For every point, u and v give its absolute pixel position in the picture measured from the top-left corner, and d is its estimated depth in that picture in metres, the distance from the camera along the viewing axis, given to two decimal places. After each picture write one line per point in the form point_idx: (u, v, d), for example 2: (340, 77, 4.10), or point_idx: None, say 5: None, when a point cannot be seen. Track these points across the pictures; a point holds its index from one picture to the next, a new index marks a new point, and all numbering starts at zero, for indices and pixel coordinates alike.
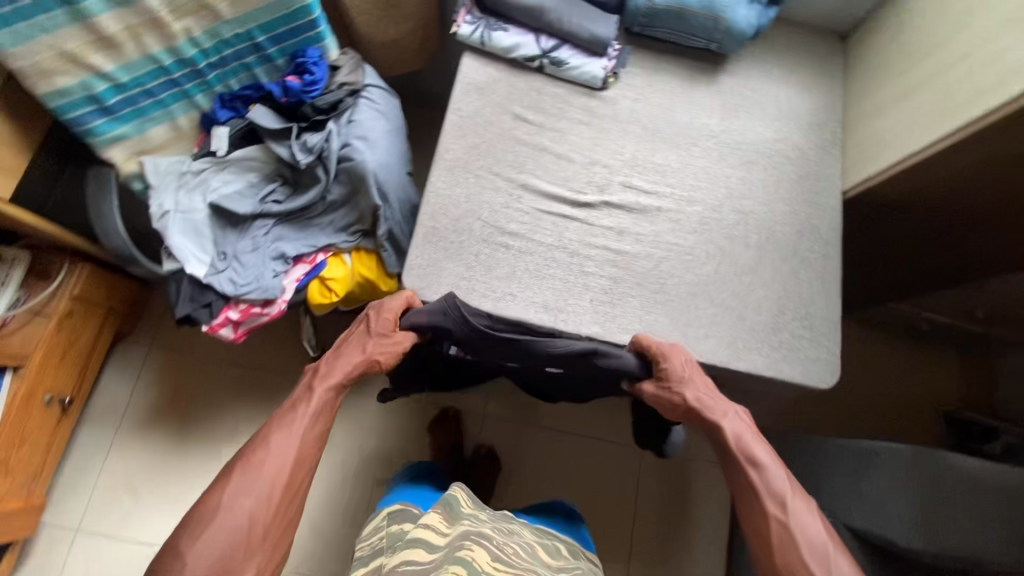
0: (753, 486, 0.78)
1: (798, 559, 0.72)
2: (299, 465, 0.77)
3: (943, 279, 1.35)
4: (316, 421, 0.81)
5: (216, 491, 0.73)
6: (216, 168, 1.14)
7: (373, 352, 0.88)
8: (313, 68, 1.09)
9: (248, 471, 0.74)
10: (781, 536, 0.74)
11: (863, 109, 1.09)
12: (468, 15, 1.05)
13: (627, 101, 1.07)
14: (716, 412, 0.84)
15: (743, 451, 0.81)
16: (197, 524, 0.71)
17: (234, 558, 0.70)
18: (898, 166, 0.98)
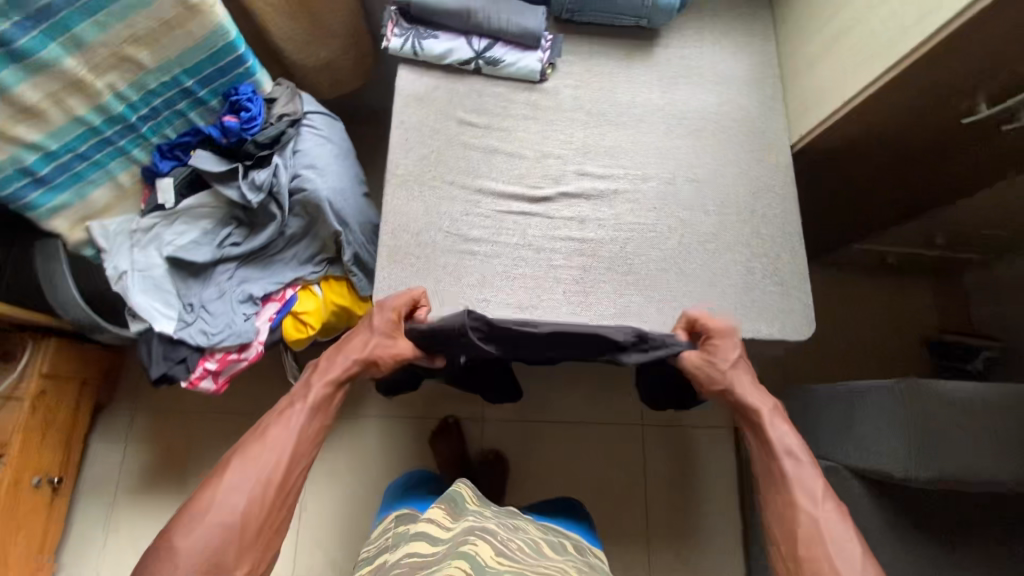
0: (787, 479, 0.78)
1: (822, 551, 0.72)
2: (293, 463, 0.77)
3: (900, 213, 1.39)
4: (312, 418, 0.81)
5: (209, 487, 0.73)
6: (167, 221, 1.10)
7: (374, 352, 0.87)
8: (248, 104, 1.06)
9: (245, 465, 0.74)
10: (808, 529, 0.73)
11: (798, 62, 1.10)
12: (396, 27, 1.04)
13: (568, 89, 1.07)
14: (757, 404, 0.85)
15: (778, 442, 0.81)
16: (190, 518, 0.70)
17: (225, 556, 0.69)
18: (837, 115, 1.01)
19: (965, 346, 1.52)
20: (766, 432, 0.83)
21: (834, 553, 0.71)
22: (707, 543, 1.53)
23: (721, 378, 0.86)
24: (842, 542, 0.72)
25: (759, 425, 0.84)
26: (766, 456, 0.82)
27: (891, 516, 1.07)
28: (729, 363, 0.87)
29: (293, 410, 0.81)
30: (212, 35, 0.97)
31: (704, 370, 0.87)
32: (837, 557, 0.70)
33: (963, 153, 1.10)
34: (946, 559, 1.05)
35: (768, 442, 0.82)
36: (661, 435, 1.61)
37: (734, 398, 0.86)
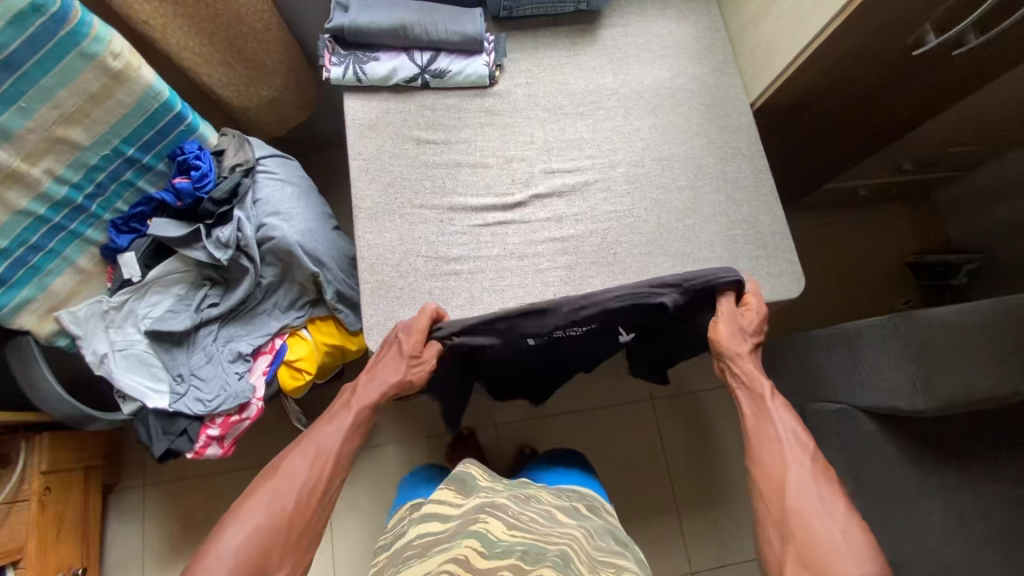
0: (782, 442, 0.81)
1: (808, 504, 0.74)
2: (334, 475, 0.78)
3: (868, 147, 1.40)
4: (351, 437, 0.82)
5: (261, 488, 0.74)
6: (138, 295, 1.07)
7: (406, 374, 0.86)
8: (197, 161, 1.02)
9: (291, 473, 0.76)
10: (798, 483, 0.76)
11: (743, 20, 1.09)
12: (334, 56, 1.00)
13: (520, 88, 1.05)
14: (762, 379, 0.88)
15: (779, 409, 0.85)
16: (238, 516, 0.71)
17: (268, 557, 0.70)
18: (788, 72, 1.01)
19: (944, 264, 1.56)
20: (765, 401, 0.86)
21: (817, 504, 0.74)
22: (735, 498, 1.56)
23: (740, 347, 0.89)
24: (822, 494, 0.75)
25: (761, 395, 0.87)
26: (761, 421, 0.85)
27: (907, 445, 1.10)
28: (750, 338, 0.90)
29: (333, 422, 0.83)
30: (143, 99, 0.93)
31: (731, 332, 0.90)
32: (825, 513, 0.73)
33: (921, 82, 1.10)
34: (967, 478, 1.08)
35: (769, 410, 0.85)
36: (672, 403, 1.63)
37: (742, 368, 0.89)
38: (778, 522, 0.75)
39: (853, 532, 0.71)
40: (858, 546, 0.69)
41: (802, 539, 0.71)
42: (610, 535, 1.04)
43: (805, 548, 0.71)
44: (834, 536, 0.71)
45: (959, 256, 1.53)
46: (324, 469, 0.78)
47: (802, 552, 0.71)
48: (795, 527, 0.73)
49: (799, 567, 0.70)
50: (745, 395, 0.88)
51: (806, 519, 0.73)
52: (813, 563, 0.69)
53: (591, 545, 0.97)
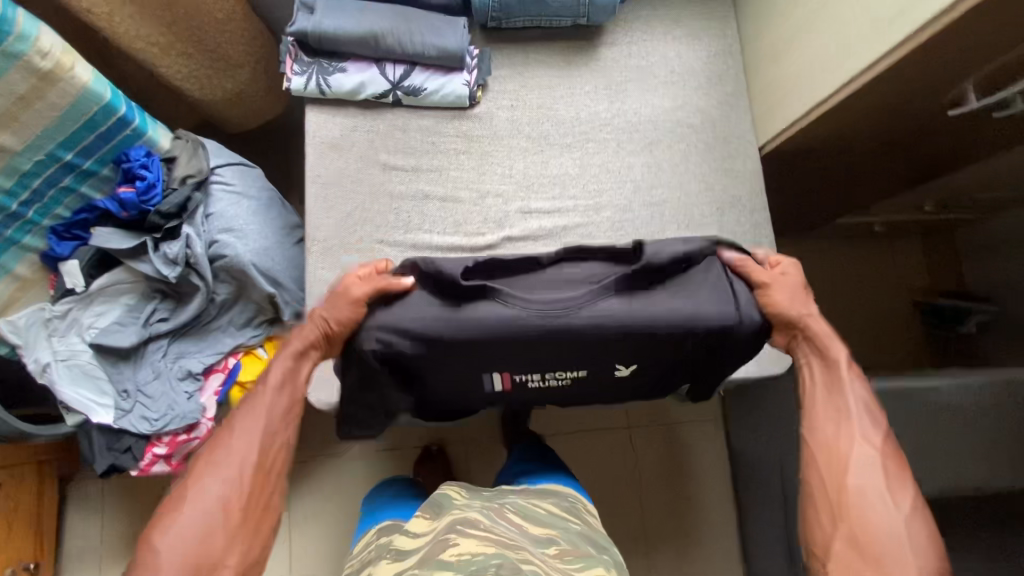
0: (849, 416, 0.69)
1: (874, 485, 0.64)
2: (266, 457, 0.69)
3: (892, 189, 1.27)
4: (279, 397, 0.73)
5: (189, 480, 0.66)
6: (84, 304, 1.01)
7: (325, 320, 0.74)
8: (144, 171, 0.93)
9: (216, 463, 0.67)
10: (862, 466, 0.65)
11: (762, 49, 0.96)
12: (296, 64, 0.89)
13: (503, 112, 0.95)
14: (837, 343, 0.73)
15: (852, 382, 0.71)
16: (172, 517, 0.64)
17: (209, 551, 0.62)
18: (806, 119, 0.88)
19: (954, 308, 1.45)
20: (839, 370, 0.72)
21: (882, 484, 0.64)
22: (705, 532, 1.53)
23: (804, 308, 0.74)
24: (881, 474, 0.65)
25: (836, 361, 0.72)
26: (831, 395, 0.70)
27: None
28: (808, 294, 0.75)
29: (255, 397, 0.73)
30: (80, 102, 0.84)
31: (790, 297, 0.73)
32: (886, 498, 0.63)
33: (956, 135, 0.98)
34: None
35: (843, 384, 0.71)
36: (650, 431, 1.58)
37: (813, 333, 0.73)
38: (832, 497, 0.65)
39: (915, 518, 0.62)
40: (916, 533, 0.61)
41: (863, 521, 0.62)
42: (588, 541, 0.89)
43: (862, 530, 0.62)
44: (899, 521, 0.61)
45: (970, 303, 1.42)
46: (249, 453, 0.68)
47: (859, 535, 0.62)
48: (855, 507, 0.63)
49: (851, 548, 0.61)
50: (818, 363, 0.73)
51: (872, 499, 0.63)
52: (871, 548, 0.61)
53: (566, 552, 0.84)
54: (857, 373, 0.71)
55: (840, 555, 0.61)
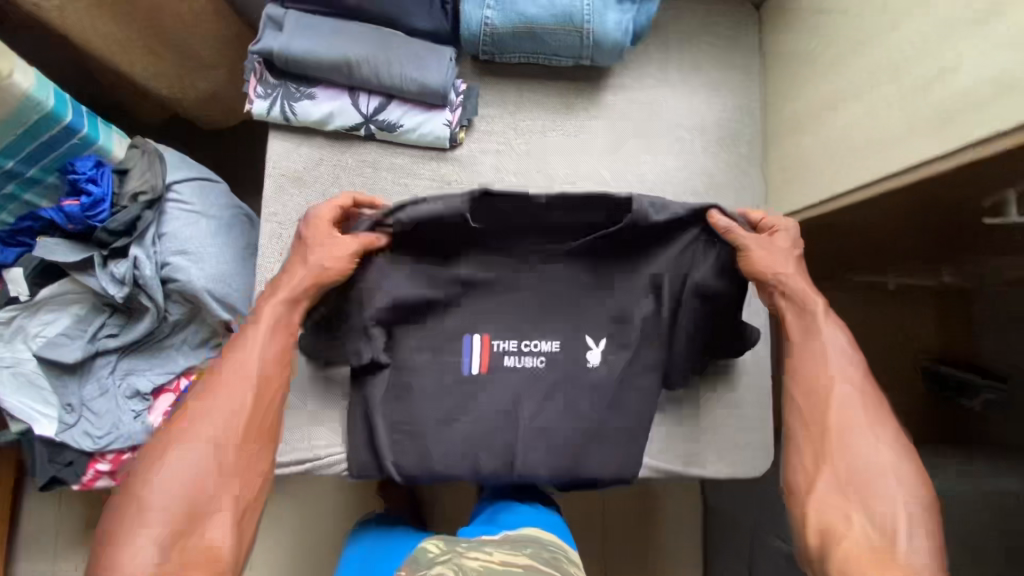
0: (827, 362, 0.67)
1: (854, 423, 0.63)
2: (264, 392, 0.65)
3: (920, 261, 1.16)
4: (272, 338, 0.68)
5: (178, 423, 0.61)
6: (29, 312, 0.96)
7: (318, 265, 0.72)
8: (91, 185, 0.86)
9: (207, 405, 0.62)
10: (844, 410, 0.64)
11: (783, 115, 0.85)
12: (259, 85, 0.80)
13: (488, 156, 0.86)
14: (816, 296, 0.71)
15: (829, 330, 0.69)
16: (161, 459, 0.59)
17: (204, 489, 0.58)
18: (816, 210, 0.79)
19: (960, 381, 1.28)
20: (817, 319, 0.69)
21: (862, 425, 0.63)
22: None
23: (784, 265, 0.72)
24: (861, 416, 0.63)
25: (814, 312, 0.70)
26: (806, 342, 0.69)
27: None
28: (790, 252, 0.73)
29: (244, 338, 0.68)
30: (21, 111, 0.75)
31: (768, 255, 0.72)
32: (870, 435, 0.62)
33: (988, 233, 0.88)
34: None
35: (817, 334, 0.68)
36: None
37: (791, 289, 0.71)
38: (813, 438, 0.64)
39: (895, 455, 0.61)
40: (897, 468, 0.60)
41: (846, 459, 0.61)
42: None
43: (845, 467, 0.61)
44: (879, 457, 0.61)
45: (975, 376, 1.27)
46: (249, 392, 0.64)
47: (840, 470, 0.61)
48: (837, 447, 0.62)
49: (835, 487, 0.60)
50: (791, 311, 0.71)
51: (852, 438, 0.62)
52: (854, 483, 0.60)
53: None
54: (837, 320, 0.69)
55: (822, 496, 0.61)
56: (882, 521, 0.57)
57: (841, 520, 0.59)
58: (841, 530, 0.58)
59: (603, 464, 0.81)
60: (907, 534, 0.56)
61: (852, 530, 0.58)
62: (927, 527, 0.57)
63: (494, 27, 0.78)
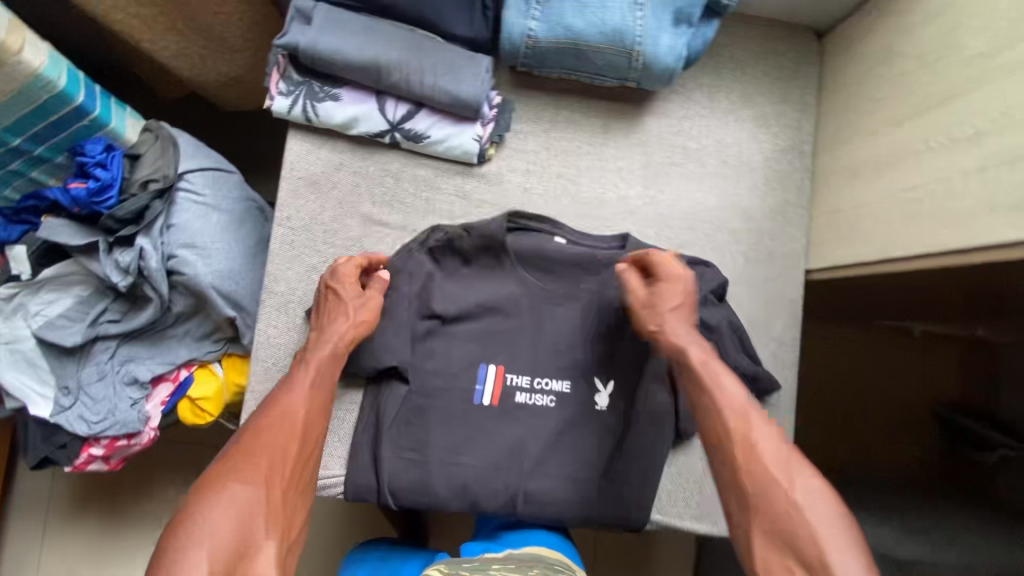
0: (724, 417, 0.61)
1: (767, 465, 0.57)
2: (308, 436, 0.62)
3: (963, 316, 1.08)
4: (318, 386, 0.66)
5: (223, 467, 0.56)
6: (32, 291, 0.93)
7: (358, 315, 0.72)
8: (99, 170, 0.83)
9: (255, 447, 0.58)
10: (755, 454, 0.58)
11: (839, 159, 0.80)
12: (282, 81, 0.75)
13: (517, 176, 0.81)
14: (695, 345, 0.66)
15: (725, 373, 0.64)
16: (206, 501, 0.52)
17: (250, 534, 0.52)
18: (867, 268, 0.73)
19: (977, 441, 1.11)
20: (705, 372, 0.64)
21: (773, 463, 0.57)
22: None
23: (660, 321, 0.69)
24: (772, 453, 0.58)
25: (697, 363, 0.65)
26: (705, 389, 0.63)
27: None
28: (670, 302, 0.69)
29: (286, 387, 0.65)
30: (30, 89, 0.72)
31: (651, 310, 0.70)
32: (789, 480, 0.56)
33: None
34: None
35: (707, 379, 0.63)
36: None
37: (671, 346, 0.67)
38: (734, 495, 0.58)
39: (816, 488, 0.56)
40: (818, 503, 0.55)
41: (767, 508, 0.55)
42: None
43: (772, 520, 0.55)
44: (795, 495, 0.55)
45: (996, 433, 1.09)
46: (295, 434, 0.61)
47: (768, 521, 0.55)
48: (756, 495, 0.56)
49: (771, 544, 0.54)
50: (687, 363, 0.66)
51: (768, 480, 0.56)
52: (782, 533, 0.54)
53: None
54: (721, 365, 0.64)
55: (761, 554, 0.54)
56: (821, 569, 0.51)
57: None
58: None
59: (610, 512, 0.77)
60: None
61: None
62: (864, 562, 0.52)
63: (537, 40, 0.73)
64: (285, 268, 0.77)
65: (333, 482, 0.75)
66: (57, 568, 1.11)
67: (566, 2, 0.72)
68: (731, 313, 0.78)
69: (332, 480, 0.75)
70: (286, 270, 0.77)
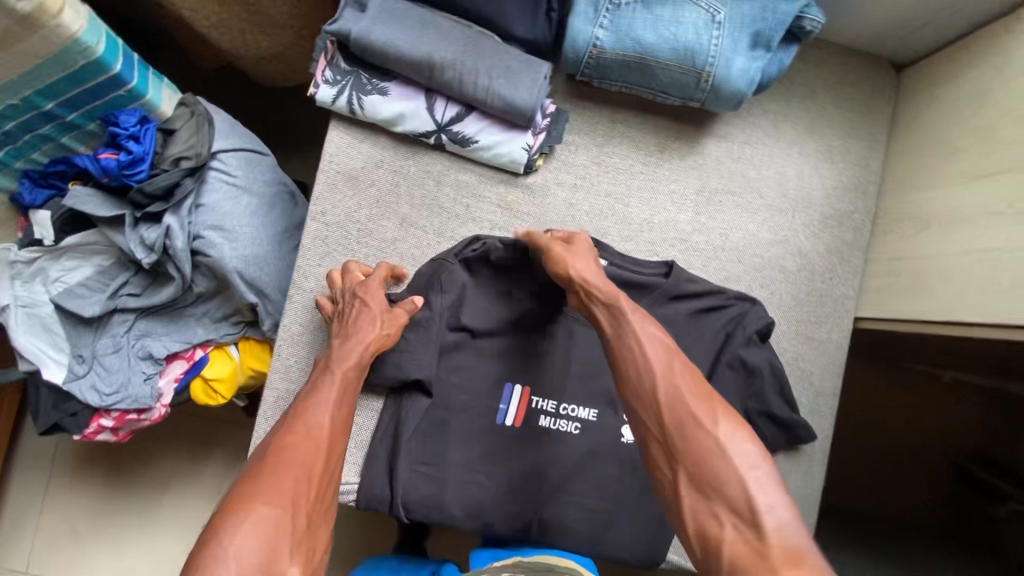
0: (645, 364, 0.57)
1: (688, 406, 0.54)
2: (332, 452, 0.59)
3: None
4: (342, 401, 0.63)
5: (247, 487, 0.53)
6: (52, 257, 0.91)
7: (382, 329, 0.68)
8: (131, 143, 0.80)
9: (279, 465, 0.55)
10: (676, 397, 0.55)
11: (907, 204, 0.75)
12: (328, 69, 0.71)
13: (563, 189, 0.77)
14: (616, 294, 0.64)
15: (643, 319, 0.61)
16: (230, 522, 0.49)
17: (275, 557, 0.49)
18: (927, 324, 0.69)
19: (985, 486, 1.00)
20: (625, 321, 0.61)
21: (694, 405, 0.54)
22: None
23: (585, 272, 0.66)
24: (692, 395, 0.55)
25: (618, 311, 0.62)
26: (624, 335, 0.60)
27: None
28: (589, 258, 0.68)
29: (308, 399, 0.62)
30: (68, 53, 0.69)
31: (575, 262, 0.67)
32: (714, 427, 0.53)
33: None
34: None
35: (626, 325, 0.61)
36: None
37: (595, 296, 0.64)
38: (660, 446, 0.54)
39: (736, 432, 0.53)
40: (738, 442, 0.52)
41: (691, 451, 0.52)
42: None
43: (696, 467, 0.51)
44: (717, 435, 0.52)
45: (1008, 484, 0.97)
46: (319, 450, 0.58)
47: (693, 468, 0.51)
48: (679, 439, 0.53)
49: (696, 493, 0.51)
50: (609, 313, 0.63)
51: (688, 423, 0.53)
52: (704, 476, 0.51)
53: None
54: (641, 316, 0.61)
55: (687, 503, 0.51)
56: (749, 516, 0.48)
57: (711, 523, 0.50)
58: (717, 538, 0.49)
59: (627, 546, 0.74)
60: (773, 518, 0.48)
61: (724, 533, 0.49)
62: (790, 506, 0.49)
63: (603, 51, 0.68)
64: (316, 265, 0.75)
65: (347, 489, 0.73)
66: (59, 528, 1.10)
67: (638, 13, 0.67)
68: (773, 355, 0.75)
69: (345, 487, 0.73)
70: (316, 267, 0.75)
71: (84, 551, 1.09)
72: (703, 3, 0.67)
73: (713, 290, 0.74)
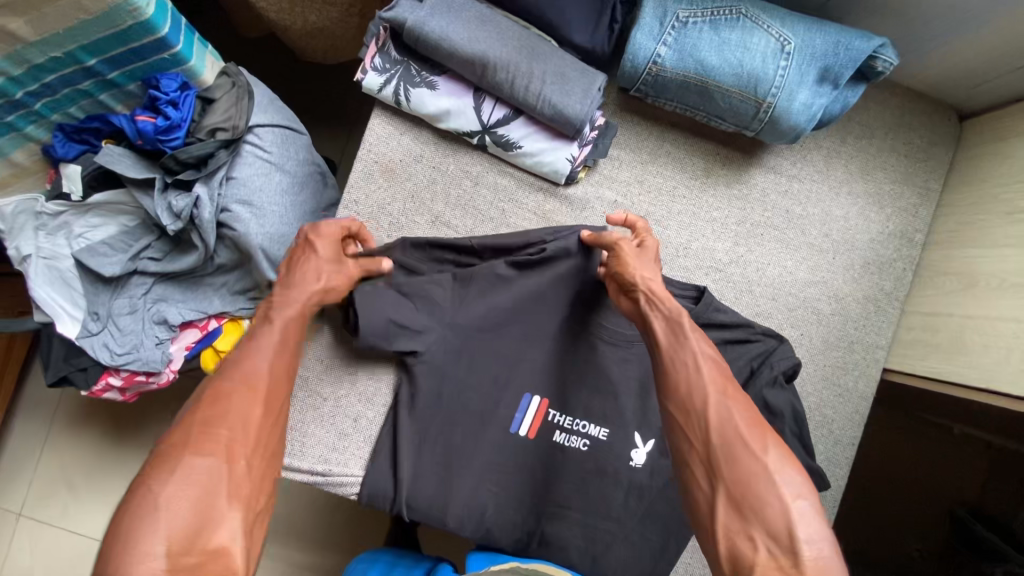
0: (698, 378, 0.56)
1: (737, 427, 0.52)
2: (275, 398, 0.55)
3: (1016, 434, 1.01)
4: (284, 346, 0.58)
5: (178, 436, 0.50)
6: (78, 212, 0.90)
7: (330, 281, 0.64)
8: (170, 108, 0.78)
9: (212, 414, 0.51)
10: (724, 416, 0.53)
11: (954, 261, 0.73)
12: (378, 56, 0.69)
13: (602, 205, 0.75)
14: (676, 306, 0.61)
15: (697, 334, 0.59)
16: (161, 477, 0.47)
17: (209, 508, 0.46)
18: (961, 387, 0.67)
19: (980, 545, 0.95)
20: (680, 330, 0.59)
21: (742, 427, 0.52)
22: None
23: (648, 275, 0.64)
24: (741, 416, 0.53)
25: (677, 322, 0.60)
26: (676, 349, 0.58)
27: None
28: (651, 263, 0.65)
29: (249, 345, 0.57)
30: (115, 11, 0.68)
31: (645, 267, 0.65)
32: (761, 451, 0.50)
33: None
34: None
35: (683, 339, 0.58)
36: None
37: (658, 303, 0.62)
38: (703, 461, 0.52)
39: (785, 460, 0.50)
40: (785, 470, 0.49)
41: (733, 470, 0.50)
42: None
43: (735, 486, 0.50)
44: (763, 460, 0.50)
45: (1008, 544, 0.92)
46: (257, 397, 0.53)
47: (732, 487, 0.50)
48: (723, 456, 0.51)
49: (733, 514, 0.49)
50: (662, 323, 0.61)
51: (734, 442, 0.51)
52: (744, 499, 0.49)
53: None
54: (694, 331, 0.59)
55: (720, 521, 0.49)
56: (787, 545, 0.46)
57: (743, 544, 0.48)
58: (749, 561, 0.47)
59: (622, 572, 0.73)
60: (812, 552, 0.46)
61: (757, 556, 0.47)
62: (833, 543, 0.47)
63: (663, 68, 0.66)
64: None
65: (350, 482, 0.72)
66: (56, 474, 1.11)
67: (704, 34, 0.65)
68: (796, 399, 0.72)
69: (348, 479, 0.72)
70: None
71: (78, 501, 1.10)
72: (774, 31, 0.64)
73: (747, 326, 0.72)
